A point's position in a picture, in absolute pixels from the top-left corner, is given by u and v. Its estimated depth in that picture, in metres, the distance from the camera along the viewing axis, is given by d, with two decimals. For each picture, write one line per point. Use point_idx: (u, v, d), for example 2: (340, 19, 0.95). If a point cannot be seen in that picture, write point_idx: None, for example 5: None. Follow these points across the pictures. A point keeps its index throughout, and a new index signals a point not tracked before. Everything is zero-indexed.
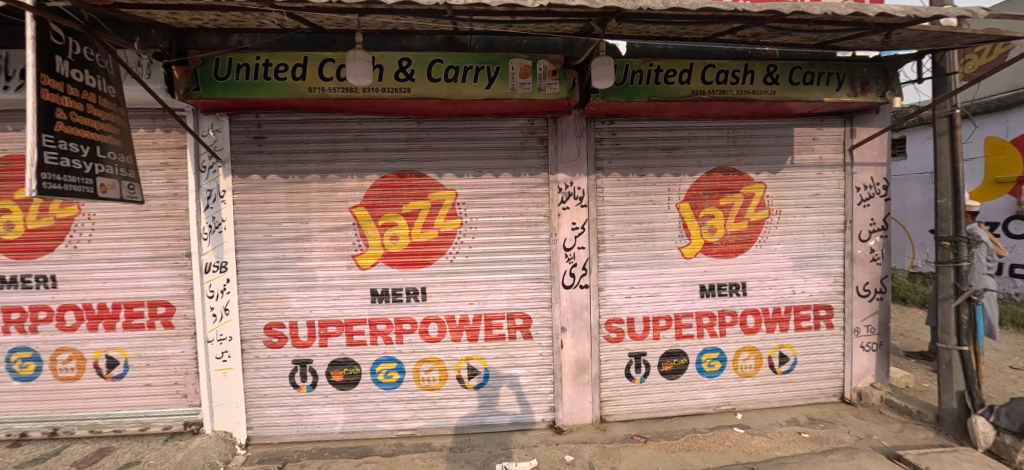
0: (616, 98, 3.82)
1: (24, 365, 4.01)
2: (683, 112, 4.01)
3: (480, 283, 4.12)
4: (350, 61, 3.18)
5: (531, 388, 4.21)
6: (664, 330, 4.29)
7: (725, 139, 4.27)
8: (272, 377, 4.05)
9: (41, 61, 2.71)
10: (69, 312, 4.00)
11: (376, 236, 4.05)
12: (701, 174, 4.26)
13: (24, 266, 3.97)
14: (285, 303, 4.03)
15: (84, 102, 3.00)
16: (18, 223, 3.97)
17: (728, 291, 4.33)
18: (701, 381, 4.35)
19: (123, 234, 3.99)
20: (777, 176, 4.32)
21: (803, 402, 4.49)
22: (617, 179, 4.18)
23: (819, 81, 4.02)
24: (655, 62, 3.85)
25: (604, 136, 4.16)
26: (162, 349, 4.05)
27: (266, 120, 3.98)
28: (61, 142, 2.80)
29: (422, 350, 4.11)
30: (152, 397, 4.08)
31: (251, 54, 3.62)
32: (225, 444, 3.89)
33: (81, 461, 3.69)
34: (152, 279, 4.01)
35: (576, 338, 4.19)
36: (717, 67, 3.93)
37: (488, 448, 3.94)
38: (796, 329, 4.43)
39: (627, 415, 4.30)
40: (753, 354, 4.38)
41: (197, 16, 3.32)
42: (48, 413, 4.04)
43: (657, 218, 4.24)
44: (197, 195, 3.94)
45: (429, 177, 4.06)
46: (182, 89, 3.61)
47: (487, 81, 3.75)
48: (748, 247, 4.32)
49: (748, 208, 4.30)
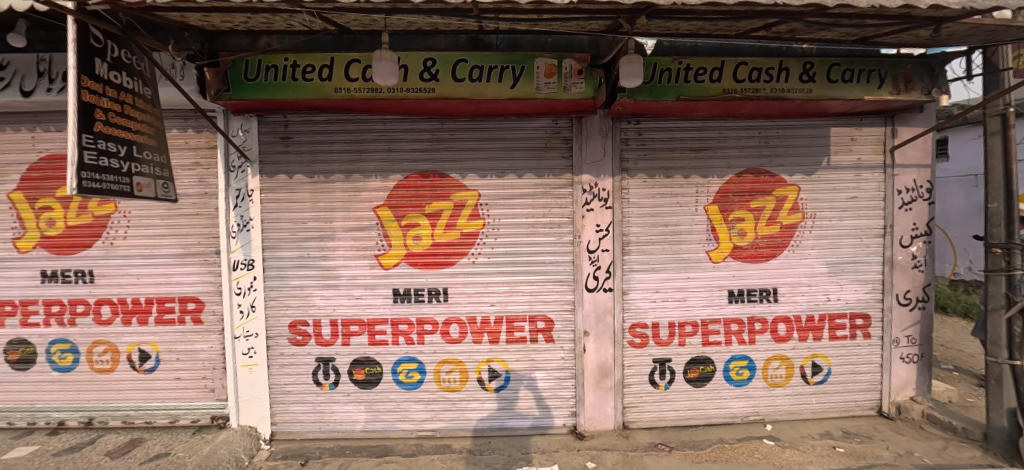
0: (643, 97, 3.74)
1: (63, 357, 4.16)
2: (714, 111, 3.89)
3: (502, 285, 4.08)
4: (376, 61, 3.18)
5: (551, 392, 4.14)
6: (690, 336, 4.17)
7: (757, 139, 4.12)
8: (296, 374, 4.10)
9: (82, 63, 2.80)
10: (105, 306, 4.13)
11: (399, 236, 4.05)
12: (730, 176, 4.13)
13: (64, 261, 4.13)
14: (309, 302, 4.08)
15: (121, 103, 3.09)
16: (59, 220, 4.13)
17: (758, 298, 4.17)
18: (729, 389, 4.21)
19: (156, 231, 4.10)
20: (811, 177, 4.14)
21: (837, 415, 4.29)
22: (643, 181, 4.09)
23: (859, 79, 3.84)
24: (684, 60, 3.75)
25: (630, 136, 4.07)
26: (191, 344, 4.14)
27: (293, 120, 4.04)
28: (100, 142, 2.89)
29: (443, 351, 4.09)
30: (181, 391, 4.18)
31: (280, 56, 3.69)
32: (250, 439, 3.95)
33: (114, 451, 3.80)
34: (183, 276, 4.12)
35: (598, 342, 4.10)
36: (750, 64, 3.80)
37: (507, 452, 3.88)
38: (830, 338, 4.24)
39: (650, 423, 4.19)
40: (784, 364, 4.21)
41: (229, 18, 3.39)
42: (85, 403, 4.19)
43: (684, 220, 4.12)
44: (226, 194, 4.02)
45: (453, 177, 4.05)
46: (214, 90, 3.69)
47: (511, 80, 3.72)
48: (780, 252, 4.16)
49: (781, 211, 4.14)
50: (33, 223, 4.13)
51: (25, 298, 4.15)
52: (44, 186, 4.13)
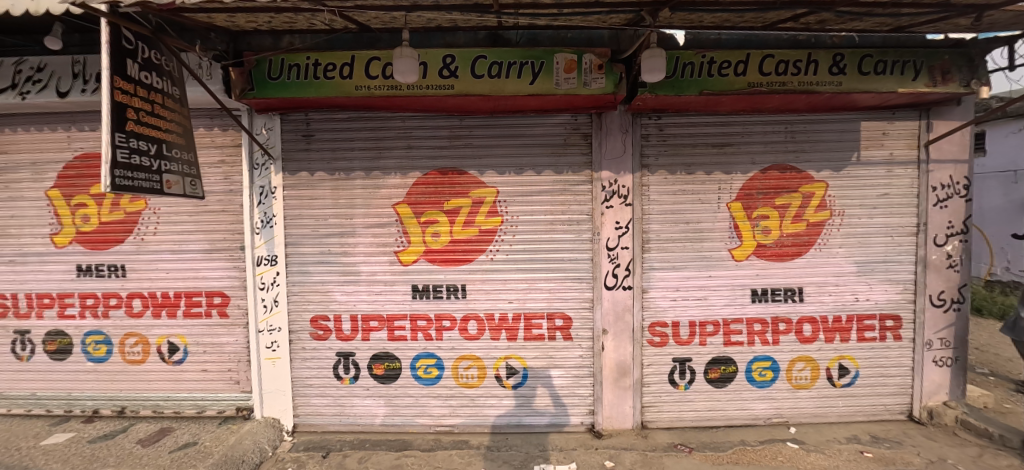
0: (665, 92, 3.67)
1: (97, 348, 4.33)
2: (738, 106, 3.80)
3: (520, 282, 4.07)
4: (397, 58, 3.20)
5: (569, 390, 4.12)
6: (711, 336, 4.09)
7: (783, 134, 4.00)
8: (317, 368, 4.17)
9: (115, 64, 2.90)
10: (136, 300, 4.27)
11: (418, 233, 4.08)
12: (755, 172, 4.02)
13: (98, 256, 4.28)
14: (330, 297, 4.14)
15: (152, 102, 3.18)
16: (93, 217, 4.28)
17: (783, 297, 4.07)
18: (751, 391, 4.12)
19: (184, 227, 4.22)
20: (840, 173, 4.01)
21: (865, 419, 4.16)
22: (663, 177, 4.02)
23: (892, 70, 3.69)
24: (708, 54, 3.67)
25: (651, 132, 4.01)
26: (217, 337, 4.26)
27: (315, 118, 4.09)
28: (132, 141, 2.99)
29: (461, 347, 4.11)
30: (208, 382, 4.30)
31: (302, 55, 3.74)
32: (273, 430, 4.05)
33: (145, 439, 3.93)
34: (210, 271, 4.23)
35: (617, 341, 4.07)
36: (777, 57, 3.69)
37: (525, 449, 3.88)
38: (858, 339, 4.11)
39: (670, 423, 4.13)
40: (809, 365, 4.10)
41: (253, 18, 3.46)
42: (118, 392, 4.35)
43: (706, 218, 4.04)
44: (251, 191, 4.11)
45: (471, 174, 4.05)
46: (238, 89, 3.78)
47: (531, 76, 3.70)
48: (806, 250, 4.04)
49: (807, 208, 4.03)
50: (70, 219, 4.29)
51: (63, 291, 4.32)
52: (79, 184, 4.29)
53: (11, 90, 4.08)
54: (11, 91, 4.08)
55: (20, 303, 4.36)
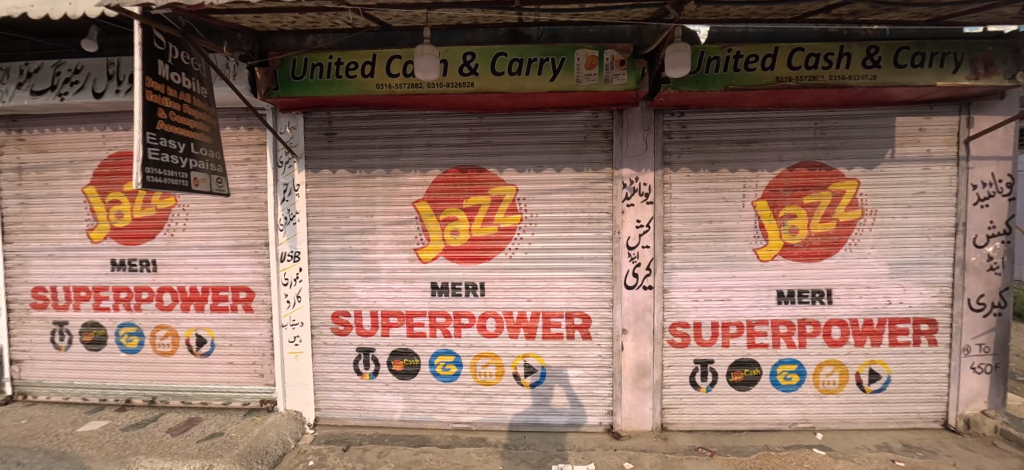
0: (688, 88, 3.59)
1: (130, 339, 4.49)
2: (765, 101, 3.70)
3: (539, 280, 4.05)
4: (418, 56, 3.22)
5: (588, 390, 4.08)
6: (735, 337, 3.99)
7: (812, 130, 3.87)
8: (338, 363, 4.24)
9: (146, 65, 2.98)
10: (166, 294, 4.41)
11: (437, 230, 4.10)
12: (782, 170, 3.91)
13: (131, 251, 4.43)
14: (351, 293, 4.19)
15: (181, 102, 3.27)
16: (126, 213, 4.43)
17: (810, 299, 3.94)
18: (776, 394, 4.01)
19: (211, 223, 4.33)
20: (872, 171, 3.86)
21: (896, 427, 4.00)
22: (686, 175, 3.94)
23: (930, 63, 3.53)
24: (734, 48, 3.57)
25: (673, 129, 3.93)
26: (242, 331, 4.36)
27: (337, 117, 4.15)
28: (162, 140, 3.07)
29: (480, 345, 4.12)
30: (233, 375, 4.41)
31: (325, 54, 3.80)
32: (296, 423, 4.13)
33: (174, 429, 4.06)
34: (235, 266, 4.33)
35: (637, 341, 4.01)
36: (807, 50, 3.57)
37: (543, 448, 3.87)
38: (890, 344, 3.95)
39: (690, 426, 4.06)
40: (838, 370, 3.97)
41: (278, 18, 3.53)
42: (148, 383, 4.50)
43: (730, 217, 3.94)
44: (275, 189, 4.19)
45: (490, 172, 4.04)
46: (264, 89, 3.85)
47: (551, 73, 3.67)
48: (835, 251, 3.91)
49: (837, 207, 3.89)
50: (105, 216, 4.45)
51: (98, 284, 4.49)
52: (113, 182, 4.44)
53: (50, 92, 4.25)
54: (51, 92, 4.24)
55: (58, 295, 4.55)
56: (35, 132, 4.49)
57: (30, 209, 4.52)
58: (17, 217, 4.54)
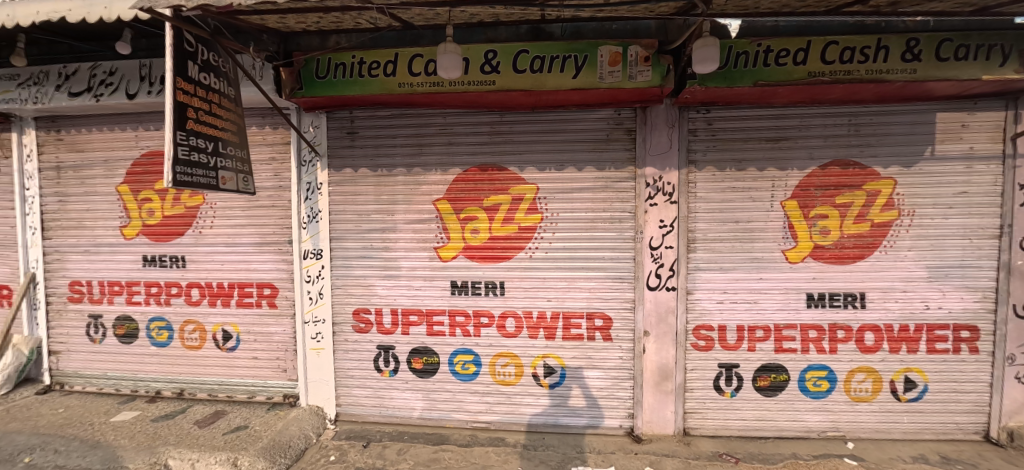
0: (715, 84, 3.50)
1: (160, 333, 4.62)
2: (796, 97, 3.58)
3: (559, 280, 4.01)
4: (441, 54, 3.21)
5: (608, 392, 4.02)
6: (761, 341, 3.87)
7: (845, 127, 3.72)
8: (359, 360, 4.28)
9: (177, 66, 3.06)
10: (194, 289, 4.53)
11: (457, 229, 4.09)
12: (813, 168, 3.77)
13: (161, 247, 4.56)
14: (372, 291, 4.23)
15: (209, 102, 3.34)
16: (157, 211, 4.56)
17: (842, 303, 3.79)
18: (804, 401, 3.87)
19: (238, 221, 4.43)
20: (910, 170, 3.69)
21: (933, 437, 3.82)
22: (711, 174, 3.84)
23: (975, 56, 3.34)
24: (764, 42, 3.47)
25: (699, 126, 3.83)
26: (266, 327, 4.44)
27: (359, 116, 4.18)
28: (191, 139, 3.15)
29: (499, 345, 4.10)
30: (258, 370, 4.49)
31: (348, 54, 3.84)
32: (317, 418, 4.19)
33: (201, 421, 4.16)
34: (260, 263, 4.42)
35: (659, 343, 3.93)
36: (841, 43, 3.43)
37: (563, 450, 3.83)
38: (928, 351, 3.77)
39: (714, 431, 3.96)
40: (871, 377, 3.81)
41: (303, 19, 3.58)
42: (177, 375, 4.63)
43: (757, 217, 3.82)
44: (298, 187, 4.26)
45: (511, 170, 4.01)
46: (288, 89, 3.92)
47: (574, 70, 3.63)
48: (870, 253, 3.75)
49: (872, 207, 3.74)
50: (137, 213, 4.59)
51: (130, 279, 4.64)
52: (145, 180, 4.58)
53: (87, 93, 4.39)
54: (87, 94, 4.39)
55: (93, 290, 4.71)
56: (72, 132, 4.66)
57: (68, 206, 4.69)
58: (56, 214, 4.72)
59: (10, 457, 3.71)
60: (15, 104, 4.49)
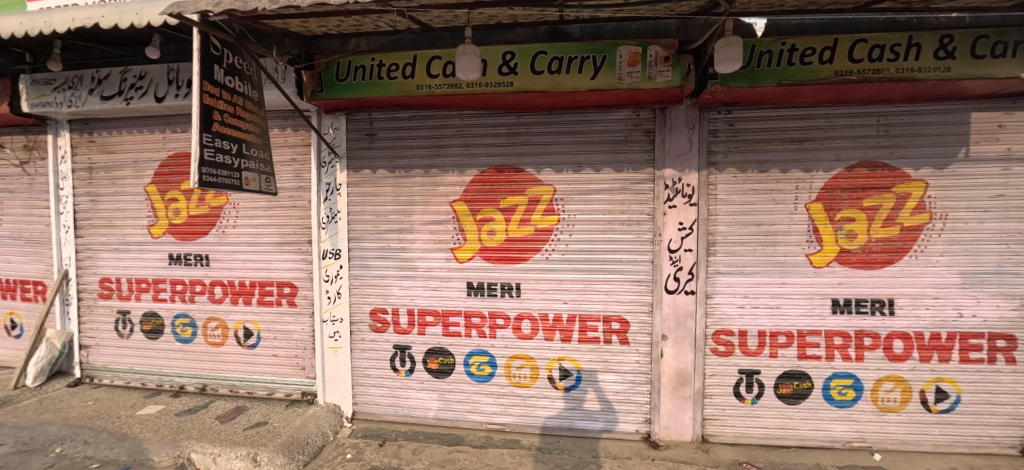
0: (737, 83, 3.45)
1: (184, 329, 4.74)
2: (822, 97, 3.49)
3: (576, 282, 3.97)
4: (460, 56, 3.23)
5: (624, 396, 3.97)
6: (784, 347, 3.77)
7: (874, 128, 3.61)
8: (376, 359, 4.31)
9: (204, 70, 3.14)
10: (217, 287, 4.63)
11: (474, 230, 4.10)
12: (839, 170, 3.66)
13: (186, 246, 4.68)
14: (389, 291, 4.26)
15: (234, 105, 3.42)
16: (183, 210, 4.69)
17: (869, 309, 3.67)
18: (829, 410, 3.76)
19: (259, 221, 4.52)
20: (943, 172, 3.56)
21: (966, 451, 3.67)
22: (732, 176, 3.77)
23: (1013, 53, 3.21)
24: (789, 41, 3.40)
25: (720, 127, 3.76)
26: (286, 325, 4.51)
27: (378, 118, 4.23)
28: (217, 141, 3.22)
29: (515, 346, 4.08)
30: (277, 367, 4.56)
31: (368, 56, 3.90)
32: (334, 416, 4.25)
33: (223, 416, 4.25)
34: (281, 262, 4.50)
35: (677, 348, 3.87)
36: (870, 41, 3.34)
37: (578, 454, 3.79)
38: (961, 360, 3.62)
39: (734, 438, 3.87)
40: (899, 386, 3.67)
41: (325, 22, 3.63)
42: (200, 371, 4.74)
43: (780, 220, 3.73)
44: (318, 188, 4.33)
45: (528, 172, 4.00)
46: (310, 91, 4.00)
47: (592, 71, 3.61)
48: (899, 257, 3.62)
49: (902, 211, 3.61)
50: (164, 213, 4.73)
51: (157, 277, 4.77)
52: (172, 181, 4.71)
53: (118, 97, 4.55)
54: (118, 97, 4.55)
55: (122, 286, 4.86)
56: (104, 134, 4.83)
57: (99, 206, 4.86)
58: (88, 213, 4.89)
59: (43, 447, 3.87)
60: (50, 107, 4.68)
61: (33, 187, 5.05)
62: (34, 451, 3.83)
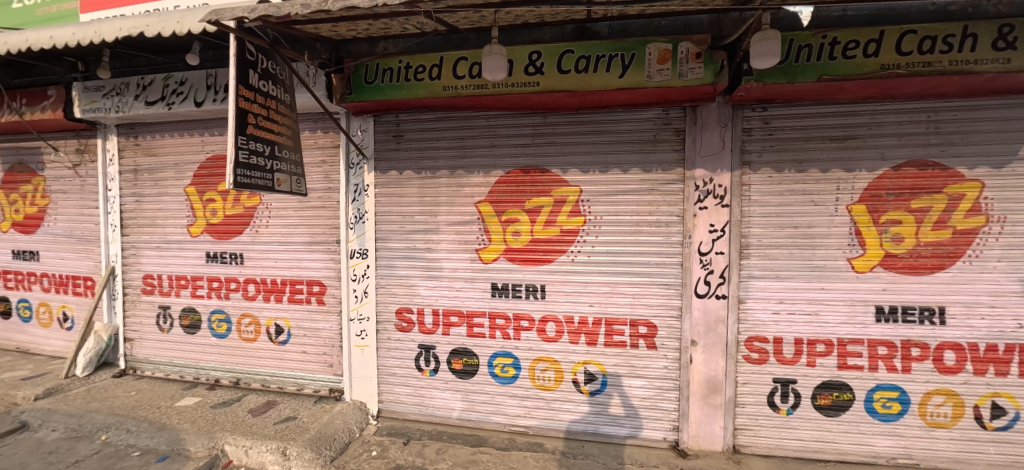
0: (774, 80, 3.31)
1: (220, 325, 4.91)
2: (867, 93, 3.30)
3: (602, 285, 3.90)
4: (487, 56, 3.21)
5: (651, 402, 3.86)
6: (822, 356, 3.59)
7: (924, 124, 3.38)
8: (401, 358, 4.35)
9: (240, 74, 3.23)
10: (251, 285, 4.78)
11: (499, 231, 4.08)
12: (885, 170, 3.46)
13: (222, 245, 4.85)
14: (414, 291, 4.29)
15: (268, 108, 3.51)
16: (219, 210, 4.85)
17: (917, 318, 3.45)
18: (871, 424, 3.55)
19: (291, 221, 4.63)
20: (1001, 171, 3.31)
21: None
22: (767, 176, 3.62)
23: None
24: (830, 34, 3.24)
25: (754, 125, 3.62)
26: (315, 323, 4.61)
27: (404, 119, 4.26)
28: (251, 144, 3.31)
29: (539, 349, 4.04)
30: (306, 363, 4.66)
31: (395, 58, 3.95)
32: (360, 413, 4.31)
33: (255, 409, 4.38)
34: (310, 261, 4.60)
35: (707, 354, 3.74)
36: (920, 32, 3.15)
37: (603, 460, 3.72)
38: (1021, 374, 3.35)
39: (767, 450, 3.71)
40: (950, 401, 3.44)
41: (354, 26, 3.69)
42: (234, 365, 4.90)
43: (819, 222, 3.55)
44: (347, 189, 4.40)
45: (554, 172, 3.96)
46: (339, 94, 4.08)
47: (620, 69, 3.53)
48: (950, 263, 3.39)
49: (954, 213, 3.38)
50: (202, 213, 4.91)
51: (195, 274, 4.96)
52: (210, 182, 4.88)
53: (160, 102, 4.75)
54: (160, 102, 4.74)
55: (163, 283, 5.08)
56: (148, 138, 5.06)
57: (143, 206, 5.09)
58: (133, 213, 5.14)
59: (90, 434, 4.09)
60: (100, 113, 4.94)
61: (84, 188, 5.34)
62: (83, 438, 4.07)
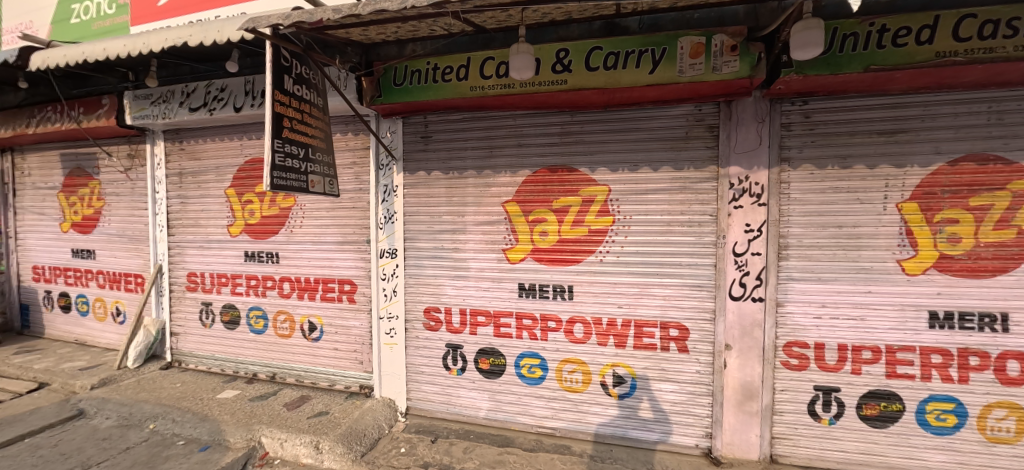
0: (816, 72, 3.14)
1: (257, 321, 5.09)
2: (918, 83, 3.09)
3: (631, 286, 3.81)
4: (514, 55, 3.18)
5: (682, 408, 3.75)
6: (869, 364, 3.38)
7: (985, 116, 3.13)
8: (429, 357, 4.38)
9: (276, 80, 3.33)
10: (286, 283, 4.94)
11: (526, 231, 4.05)
12: (940, 165, 3.22)
13: (259, 244, 5.03)
14: (442, 291, 4.32)
15: (302, 112, 3.61)
16: (256, 211, 5.03)
17: (976, 325, 3.20)
18: (923, 437, 3.32)
19: (323, 221, 4.75)
20: None
21: None
22: (808, 173, 3.44)
23: None
24: (878, 21, 3.05)
25: (794, 120, 3.45)
26: (346, 321, 4.71)
27: (433, 120, 4.30)
28: (286, 147, 3.41)
29: (567, 350, 3.99)
30: (338, 360, 4.77)
31: (423, 60, 3.98)
32: (389, 410, 4.37)
33: (290, 404, 4.51)
34: (341, 261, 4.70)
35: (742, 359, 3.59)
36: (980, 16, 2.92)
37: (632, 465, 3.64)
38: None
39: (807, 461, 3.53)
40: (1014, 414, 3.17)
41: (383, 30, 3.75)
42: (271, 360, 5.07)
43: (865, 221, 3.35)
44: (377, 189, 4.48)
45: (582, 171, 3.89)
46: (369, 96, 4.15)
47: (651, 65, 3.43)
48: (1014, 266, 3.13)
49: (1019, 211, 3.12)
50: (241, 213, 5.10)
51: (234, 272, 5.16)
52: (248, 184, 5.07)
53: (203, 108, 4.96)
54: (203, 108, 4.96)
55: (205, 280, 5.31)
56: (192, 142, 5.30)
57: (187, 206, 5.34)
58: (178, 213, 5.40)
59: (139, 422, 4.34)
60: (148, 120, 5.21)
61: (134, 191, 5.65)
62: (133, 426, 4.31)
